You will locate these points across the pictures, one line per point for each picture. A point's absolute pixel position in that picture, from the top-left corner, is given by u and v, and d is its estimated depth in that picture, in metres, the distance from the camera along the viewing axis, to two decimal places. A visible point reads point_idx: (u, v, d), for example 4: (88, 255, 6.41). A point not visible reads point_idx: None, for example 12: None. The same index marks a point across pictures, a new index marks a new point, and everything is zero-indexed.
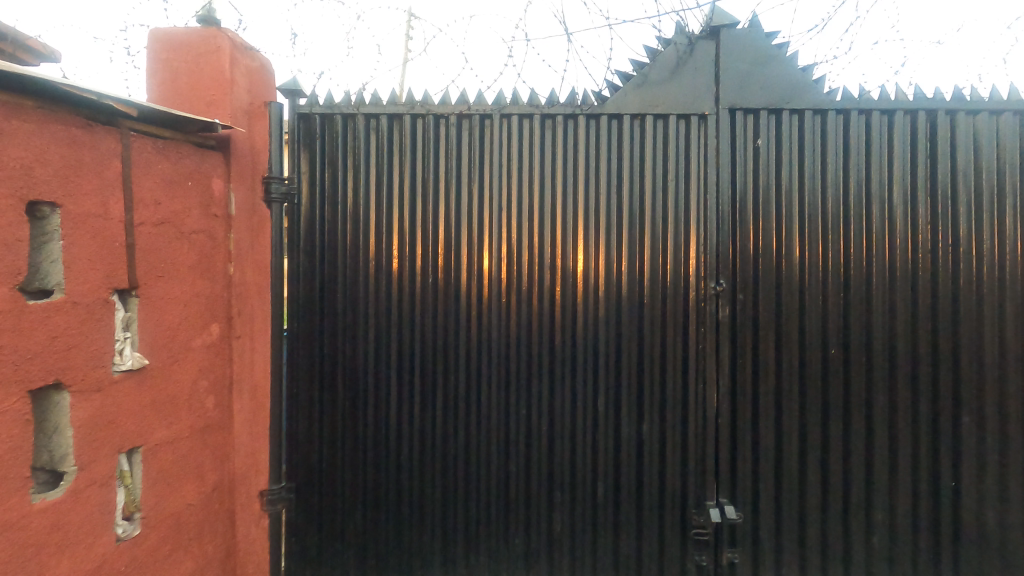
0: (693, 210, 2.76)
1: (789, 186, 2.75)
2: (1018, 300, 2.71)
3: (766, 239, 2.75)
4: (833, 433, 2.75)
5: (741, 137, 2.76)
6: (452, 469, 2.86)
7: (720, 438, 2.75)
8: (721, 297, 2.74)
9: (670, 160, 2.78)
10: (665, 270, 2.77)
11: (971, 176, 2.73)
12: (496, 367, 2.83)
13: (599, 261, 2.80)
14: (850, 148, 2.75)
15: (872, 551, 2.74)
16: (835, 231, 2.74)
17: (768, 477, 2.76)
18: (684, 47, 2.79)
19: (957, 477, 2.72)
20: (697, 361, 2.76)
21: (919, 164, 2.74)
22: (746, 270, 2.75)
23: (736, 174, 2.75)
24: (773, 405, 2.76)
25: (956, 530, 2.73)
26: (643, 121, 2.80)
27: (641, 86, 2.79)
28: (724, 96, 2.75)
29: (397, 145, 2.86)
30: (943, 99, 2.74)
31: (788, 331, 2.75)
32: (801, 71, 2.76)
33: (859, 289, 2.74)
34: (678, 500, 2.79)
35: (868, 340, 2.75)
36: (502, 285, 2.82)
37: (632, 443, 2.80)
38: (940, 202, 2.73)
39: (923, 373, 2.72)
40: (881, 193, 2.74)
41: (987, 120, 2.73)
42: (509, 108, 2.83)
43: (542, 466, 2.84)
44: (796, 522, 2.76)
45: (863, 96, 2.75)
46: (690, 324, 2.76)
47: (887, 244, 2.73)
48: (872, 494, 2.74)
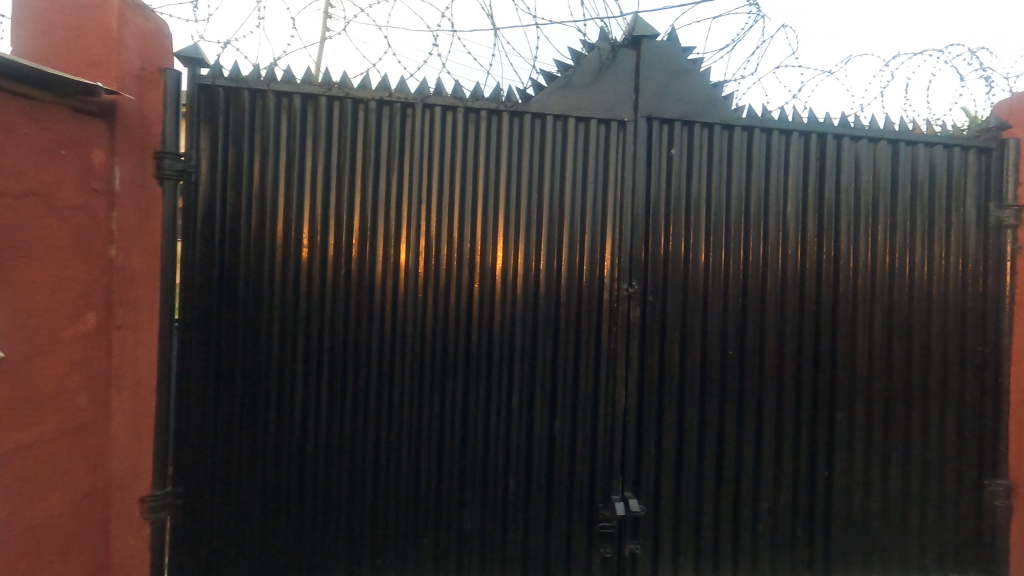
0: (610, 213, 2.83)
1: (698, 194, 2.90)
2: (885, 308, 3.05)
3: (676, 243, 2.88)
4: (727, 428, 2.95)
5: (656, 145, 2.86)
6: (360, 468, 2.75)
7: (627, 434, 2.86)
8: (633, 298, 2.84)
9: (590, 163, 2.83)
10: (581, 270, 2.83)
11: (851, 196, 3.02)
12: (410, 363, 2.75)
13: (517, 259, 2.80)
14: (752, 162, 2.94)
15: (757, 537, 2.97)
16: (737, 239, 2.93)
17: (669, 470, 2.90)
18: (606, 53, 2.85)
19: (831, 467, 3.01)
20: (608, 359, 2.85)
21: (810, 181, 2.99)
22: (656, 272, 2.87)
23: (651, 181, 2.85)
24: (677, 401, 2.91)
25: (827, 515, 3.02)
26: (565, 123, 2.83)
27: (565, 88, 2.82)
28: (642, 105, 2.85)
29: (311, 127, 2.69)
30: (832, 123, 3.01)
31: (692, 333, 2.91)
32: (713, 87, 2.92)
33: (755, 294, 2.95)
34: (587, 495, 2.86)
35: (762, 341, 2.97)
36: (418, 278, 2.75)
37: (544, 440, 2.83)
38: (826, 216, 3.00)
39: (806, 372, 2.99)
40: (777, 206, 2.97)
41: (865, 146, 3.04)
42: (432, 98, 2.75)
43: (454, 464, 2.80)
44: (693, 512, 2.93)
45: (765, 115, 2.96)
46: (604, 322, 2.84)
47: (780, 254, 2.96)
48: (760, 484, 2.97)
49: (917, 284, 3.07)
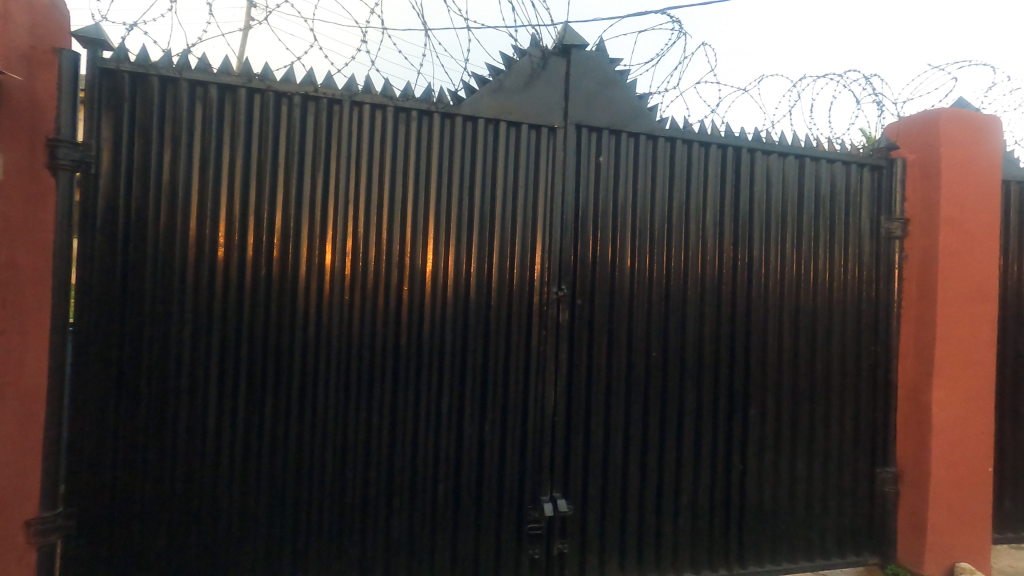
0: (541, 217, 2.87)
1: (625, 201, 3.00)
2: (792, 311, 3.28)
3: (603, 248, 2.96)
4: (651, 426, 3.06)
5: (585, 152, 2.93)
6: (280, 479, 2.62)
7: (556, 435, 2.90)
8: (562, 302, 2.90)
9: (521, 167, 2.85)
10: (512, 273, 2.85)
11: (763, 206, 3.24)
12: (335, 368, 2.66)
13: (448, 261, 2.77)
14: (675, 171, 3.08)
15: (678, 530, 3.10)
16: (660, 245, 3.06)
17: (596, 470, 2.97)
18: (537, 59, 2.89)
19: (744, 460, 3.20)
20: (539, 361, 2.88)
21: (727, 191, 3.17)
22: (585, 276, 2.94)
23: (580, 187, 2.92)
24: (604, 402, 2.99)
25: (742, 507, 3.20)
26: (497, 127, 2.84)
27: (497, 93, 2.83)
28: (572, 112, 2.91)
29: (229, 120, 2.54)
30: (746, 138, 3.20)
31: (619, 335, 3.00)
32: (638, 98, 3.03)
33: (677, 297, 3.09)
34: (516, 496, 2.88)
35: (683, 341, 3.11)
36: (345, 281, 2.66)
37: (474, 444, 2.82)
38: (740, 225, 3.19)
39: (722, 372, 3.16)
40: (697, 215, 3.12)
41: (776, 161, 3.27)
42: (360, 95, 2.68)
43: (382, 471, 2.73)
44: (618, 509, 3.02)
45: (687, 127, 3.11)
46: (534, 325, 2.87)
47: (700, 260, 3.12)
48: (680, 480, 3.10)
49: (820, 289, 3.33)
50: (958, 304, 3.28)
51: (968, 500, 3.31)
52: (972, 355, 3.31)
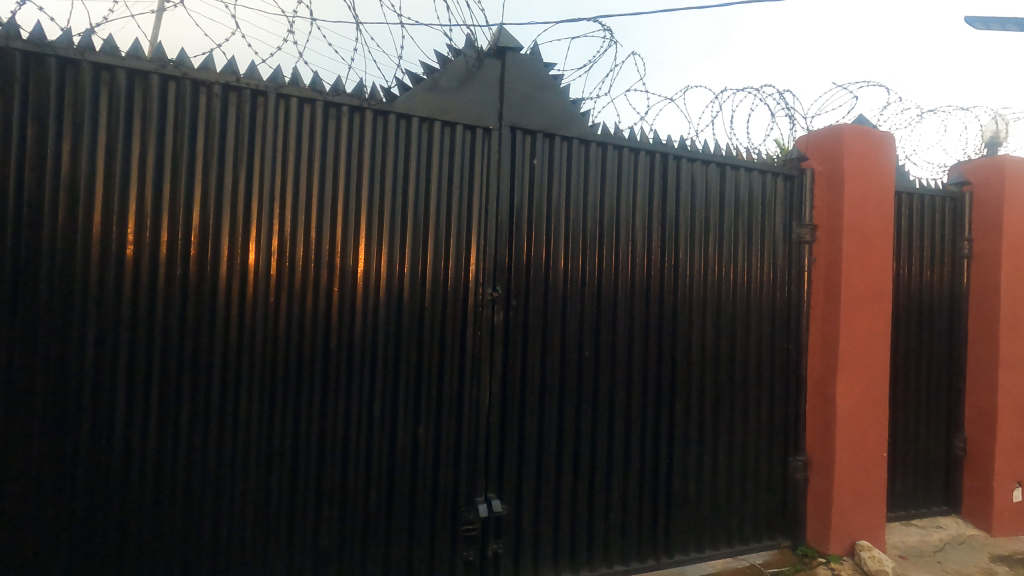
0: (475, 219, 2.86)
1: (558, 204, 3.04)
2: (714, 311, 3.46)
3: (537, 250, 3.00)
4: (583, 424, 3.13)
5: (519, 155, 2.95)
6: (197, 493, 2.46)
7: (490, 436, 2.90)
8: (497, 303, 2.90)
9: (456, 167, 2.83)
10: (447, 274, 2.82)
11: (688, 211, 3.39)
12: (260, 373, 2.53)
13: (381, 262, 2.71)
14: (606, 175, 3.16)
15: (609, 525, 3.19)
16: (592, 247, 3.13)
17: (530, 469, 3.00)
18: (472, 60, 2.89)
19: (670, 455, 3.34)
20: (473, 363, 2.87)
21: (655, 196, 3.30)
22: (519, 277, 2.96)
23: (514, 189, 2.93)
24: (537, 402, 3.02)
25: (668, 499, 3.34)
26: (431, 126, 2.81)
27: (431, 91, 2.79)
28: (507, 114, 2.92)
29: (139, 107, 2.35)
30: (673, 146, 3.35)
31: (552, 335, 3.05)
32: (571, 103, 3.09)
33: (608, 298, 3.18)
34: (450, 499, 2.85)
35: (613, 341, 3.20)
36: (270, 281, 2.54)
37: (408, 447, 2.77)
38: (667, 228, 3.32)
39: (650, 370, 3.28)
40: (627, 218, 3.22)
41: (699, 168, 3.44)
42: (287, 88, 2.56)
43: (310, 479, 2.62)
44: (552, 507, 3.06)
45: (617, 133, 3.21)
46: (468, 326, 2.86)
47: (630, 262, 3.22)
48: (610, 475, 3.19)
49: (739, 290, 3.53)
50: (859, 304, 3.58)
51: (867, 483, 3.62)
52: (871, 350, 3.62)
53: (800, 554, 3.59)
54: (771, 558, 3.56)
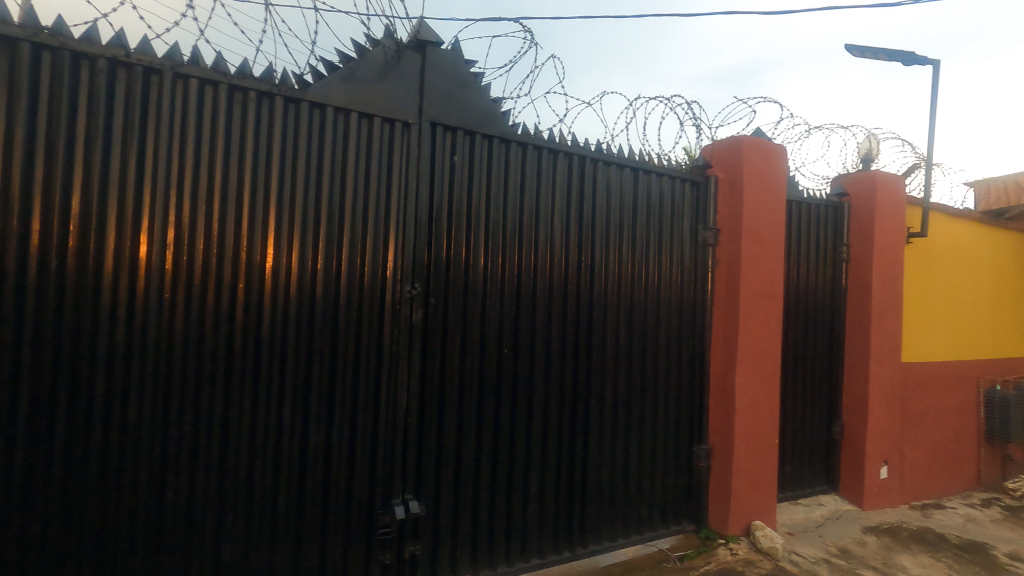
0: (394, 214, 2.79)
1: (478, 202, 3.04)
2: (628, 309, 3.61)
3: (457, 248, 2.97)
4: (502, 421, 3.15)
5: (439, 151, 2.91)
6: (77, 512, 2.21)
7: (408, 436, 2.85)
8: (415, 301, 2.85)
9: (373, 161, 2.75)
10: (363, 271, 2.73)
11: (604, 212, 3.51)
12: (153, 377, 2.32)
13: (291, 257, 2.57)
14: (525, 175, 3.20)
15: (527, 520, 3.23)
16: (512, 246, 3.15)
17: (449, 468, 2.98)
18: (391, 52, 2.81)
19: (586, 448, 3.44)
20: (390, 362, 2.80)
21: (572, 197, 3.38)
22: (438, 275, 2.92)
23: (434, 185, 2.89)
24: (456, 401, 3.00)
25: (583, 491, 3.44)
26: (347, 117, 2.70)
27: (347, 81, 2.69)
28: (427, 109, 2.87)
29: (4, 78, 2.07)
30: (590, 148, 3.44)
31: (471, 333, 3.04)
32: (492, 101, 3.09)
33: (527, 296, 3.22)
34: (365, 503, 2.77)
35: (532, 338, 3.24)
36: (165, 276, 2.33)
37: (320, 451, 2.66)
38: (584, 228, 3.41)
39: (567, 366, 3.36)
40: (546, 218, 3.27)
41: (614, 171, 3.57)
42: (186, 67, 2.36)
43: (211, 488, 2.44)
44: (470, 505, 3.06)
45: (537, 134, 3.25)
46: (385, 325, 2.78)
47: (548, 261, 3.28)
48: (529, 471, 3.24)
49: (650, 289, 3.70)
50: (756, 303, 3.87)
51: (761, 468, 3.93)
52: (766, 345, 3.93)
53: (702, 537, 3.84)
54: (677, 542, 3.77)
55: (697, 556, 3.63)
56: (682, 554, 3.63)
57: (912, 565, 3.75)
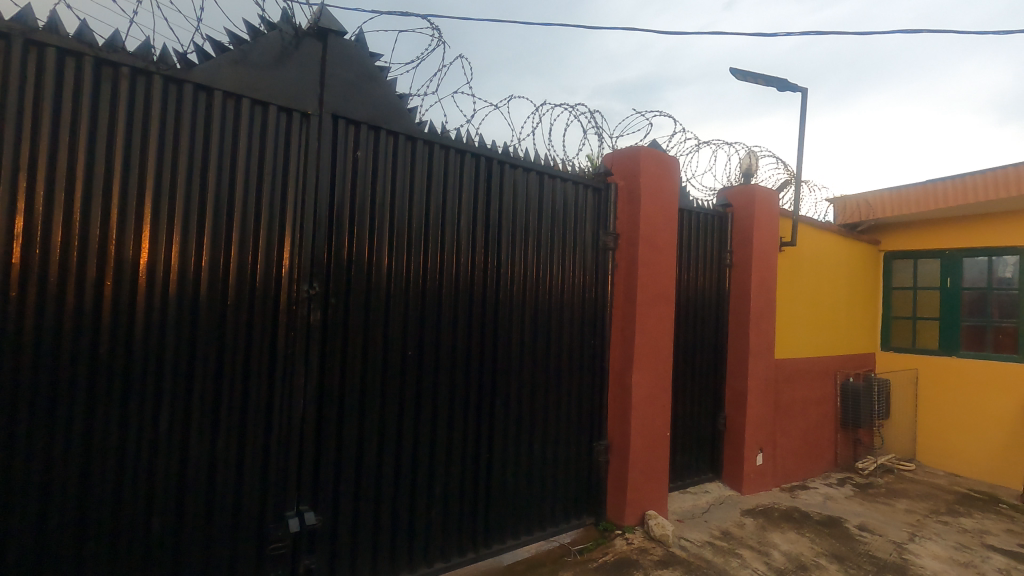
0: (290, 210, 2.63)
1: (383, 200, 2.94)
2: (532, 311, 3.67)
3: (360, 246, 2.86)
4: (405, 425, 3.07)
5: (341, 145, 2.79)
6: None
7: (304, 444, 2.69)
8: (313, 301, 2.71)
9: (268, 152, 2.57)
10: (255, 270, 2.55)
11: (510, 215, 3.55)
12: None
13: (171, 253, 2.33)
14: (432, 174, 3.15)
15: (431, 524, 3.18)
16: (418, 245, 3.09)
17: (349, 476, 2.86)
18: (288, 37, 2.64)
19: (491, 449, 3.46)
20: (284, 366, 2.63)
21: (479, 198, 3.38)
22: (339, 274, 2.79)
23: (336, 181, 2.76)
24: (357, 406, 2.89)
25: (488, 492, 3.45)
26: (238, 103, 2.50)
27: (239, 65, 2.49)
28: (328, 100, 2.73)
29: None
30: (497, 151, 3.47)
31: (375, 335, 2.94)
32: (398, 97, 3.01)
33: (433, 297, 3.17)
34: (255, 518, 2.58)
35: (438, 340, 3.20)
36: (11, 272, 2.02)
37: (203, 465, 2.44)
38: (491, 230, 3.43)
39: (473, 367, 3.36)
40: (452, 218, 3.25)
41: (521, 175, 3.62)
42: (42, 34, 2.07)
43: (69, 515, 2.15)
44: (371, 513, 2.95)
45: (444, 133, 3.21)
46: (280, 327, 2.61)
47: (454, 262, 3.26)
48: (433, 474, 3.19)
49: (554, 291, 3.80)
50: (651, 304, 4.10)
51: (655, 460, 4.16)
52: (660, 345, 4.17)
53: (601, 529, 4.00)
54: (577, 536, 3.90)
55: (596, 548, 3.77)
56: (583, 547, 3.75)
57: (782, 541, 4.15)
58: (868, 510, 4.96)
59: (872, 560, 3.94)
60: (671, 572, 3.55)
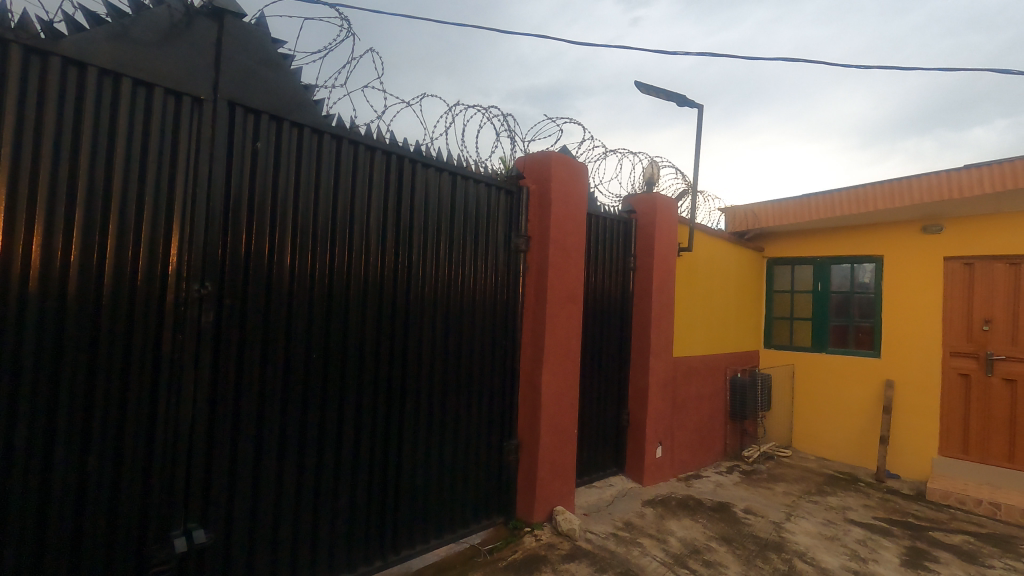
0: (179, 203, 2.42)
1: (285, 195, 2.79)
2: (444, 313, 3.64)
3: (259, 243, 2.69)
4: (309, 431, 2.92)
5: (238, 135, 2.60)
6: None
7: (193, 457, 2.48)
8: (205, 302, 2.50)
9: (153, 139, 2.34)
10: (136, 267, 2.31)
11: (422, 215, 3.50)
12: None
13: (31, 247, 2.06)
14: (340, 170, 3.03)
15: (335, 534, 3.05)
16: (324, 244, 2.96)
17: (244, 488, 2.67)
18: (178, 14, 2.42)
19: (400, 453, 3.38)
20: (170, 373, 2.41)
21: (390, 196, 3.30)
22: (235, 273, 2.61)
23: (231, 173, 2.58)
24: (254, 414, 2.71)
25: (397, 497, 3.37)
26: (116, 82, 2.25)
27: (118, 40, 2.25)
28: (223, 86, 2.54)
29: None
30: (408, 149, 3.40)
31: (274, 337, 2.78)
32: (302, 88, 2.86)
33: (340, 297, 3.04)
34: (135, 539, 2.34)
35: (345, 341, 3.08)
36: None
37: (71, 483, 2.17)
38: (401, 229, 3.35)
39: (382, 370, 3.27)
40: (361, 216, 3.14)
41: (433, 175, 3.58)
42: None
43: None
44: (270, 527, 2.78)
45: (353, 128, 3.10)
46: (166, 330, 2.39)
47: (363, 261, 3.15)
48: (338, 482, 3.06)
49: (466, 292, 3.80)
50: (560, 306, 4.21)
51: (563, 457, 4.27)
52: (568, 345, 4.29)
53: (511, 528, 4.04)
54: (487, 536, 3.91)
55: (506, 546, 3.80)
56: (492, 547, 3.77)
57: (678, 528, 4.42)
58: (752, 494, 5.41)
59: (756, 540, 4.29)
60: (578, 565, 3.66)
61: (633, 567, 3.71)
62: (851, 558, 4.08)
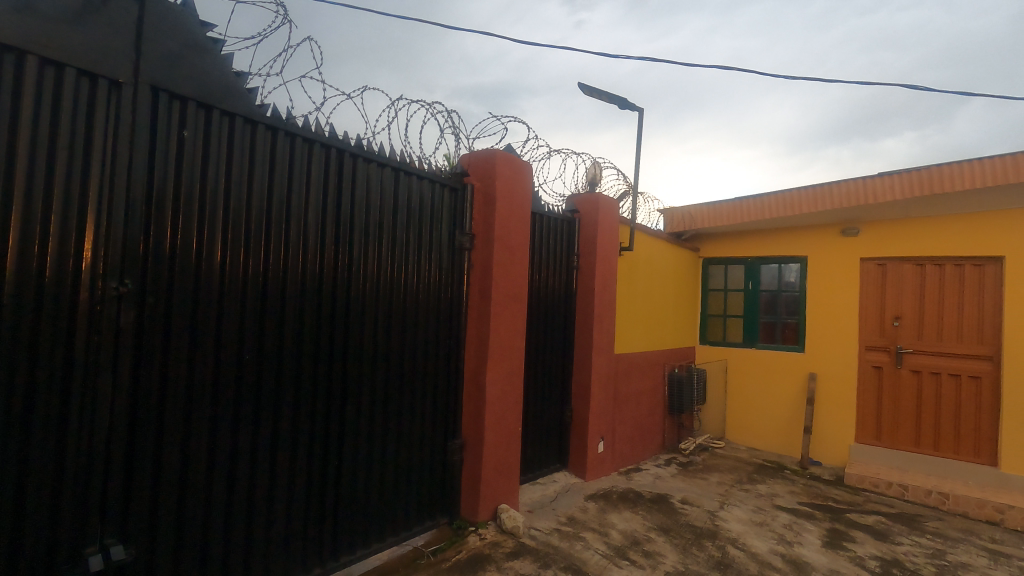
0: (94, 193, 2.23)
1: (214, 187, 2.63)
2: (386, 311, 3.56)
3: (186, 238, 2.53)
4: (242, 435, 2.79)
5: (162, 122, 2.43)
6: None
7: (111, 467, 2.30)
8: (124, 301, 2.33)
9: (63, 123, 2.15)
10: (44, 263, 2.12)
11: (363, 211, 3.40)
12: None
13: None
14: (275, 163, 2.90)
15: (270, 542, 2.92)
16: (257, 240, 2.82)
17: (170, 497, 2.51)
18: None
19: (341, 456, 3.28)
20: (84, 378, 2.22)
21: (329, 191, 3.19)
22: (158, 270, 2.44)
23: (154, 163, 2.41)
24: (181, 421, 2.55)
25: (336, 501, 3.27)
26: (19, 59, 2.05)
27: (22, 14, 2.05)
28: (144, 69, 2.36)
29: None
30: (348, 143, 3.30)
31: (203, 338, 2.62)
32: (233, 74, 2.71)
33: (275, 295, 2.92)
34: (42, 559, 2.14)
35: (281, 341, 2.96)
36: None
37: None
38: (341, 226, 3.25)
39: (321, 371, 3.16)
40: (298, 212, 3.01)
41: (375, 170, 3.49)
42: None
43: None
44: (198, 538, 2.62)
45: (289, 120, 2.97)
46: (79, 331, 2.21)
47: (300, 258, 3.03)
48: (274, 487, 2.94)
49: (409, 291, 3.73)
50: (505, 304, 4.21)
51: (507, 455, 4.28)
52: (513, 343, 4.30)
53: (455, 528, 4.01)
54: (430, 537, 3.86)
55: (450, 547, 3.77)
56: (436, 548, 3.74)
57: (619, 521, 4.52)
58: (688, 485, 5.62)
59: (691, 529, 4.46)
60: (522, 562, 3.68)
61: (576, 561, 3.77)
62: (778, 541, 4.32)
